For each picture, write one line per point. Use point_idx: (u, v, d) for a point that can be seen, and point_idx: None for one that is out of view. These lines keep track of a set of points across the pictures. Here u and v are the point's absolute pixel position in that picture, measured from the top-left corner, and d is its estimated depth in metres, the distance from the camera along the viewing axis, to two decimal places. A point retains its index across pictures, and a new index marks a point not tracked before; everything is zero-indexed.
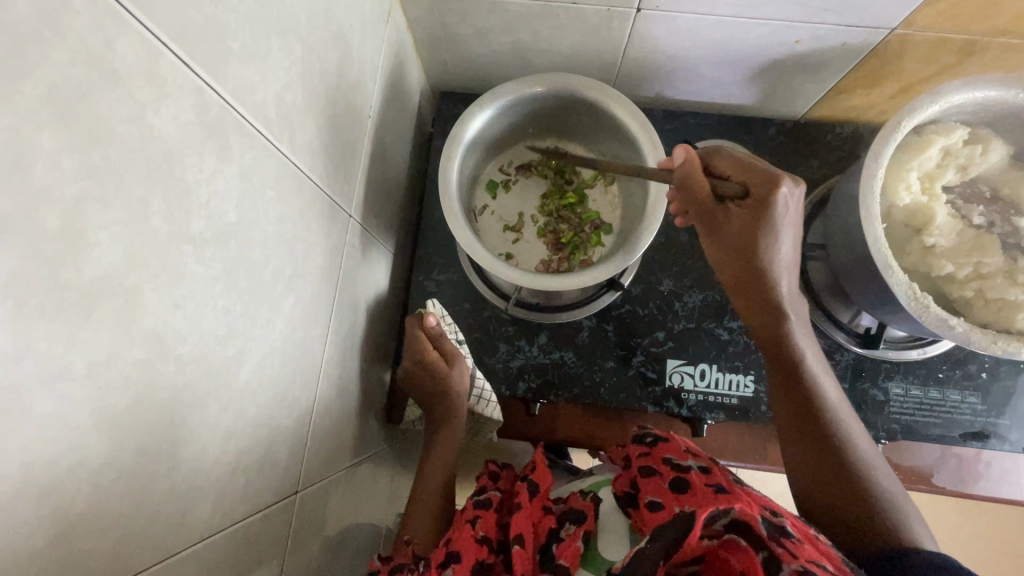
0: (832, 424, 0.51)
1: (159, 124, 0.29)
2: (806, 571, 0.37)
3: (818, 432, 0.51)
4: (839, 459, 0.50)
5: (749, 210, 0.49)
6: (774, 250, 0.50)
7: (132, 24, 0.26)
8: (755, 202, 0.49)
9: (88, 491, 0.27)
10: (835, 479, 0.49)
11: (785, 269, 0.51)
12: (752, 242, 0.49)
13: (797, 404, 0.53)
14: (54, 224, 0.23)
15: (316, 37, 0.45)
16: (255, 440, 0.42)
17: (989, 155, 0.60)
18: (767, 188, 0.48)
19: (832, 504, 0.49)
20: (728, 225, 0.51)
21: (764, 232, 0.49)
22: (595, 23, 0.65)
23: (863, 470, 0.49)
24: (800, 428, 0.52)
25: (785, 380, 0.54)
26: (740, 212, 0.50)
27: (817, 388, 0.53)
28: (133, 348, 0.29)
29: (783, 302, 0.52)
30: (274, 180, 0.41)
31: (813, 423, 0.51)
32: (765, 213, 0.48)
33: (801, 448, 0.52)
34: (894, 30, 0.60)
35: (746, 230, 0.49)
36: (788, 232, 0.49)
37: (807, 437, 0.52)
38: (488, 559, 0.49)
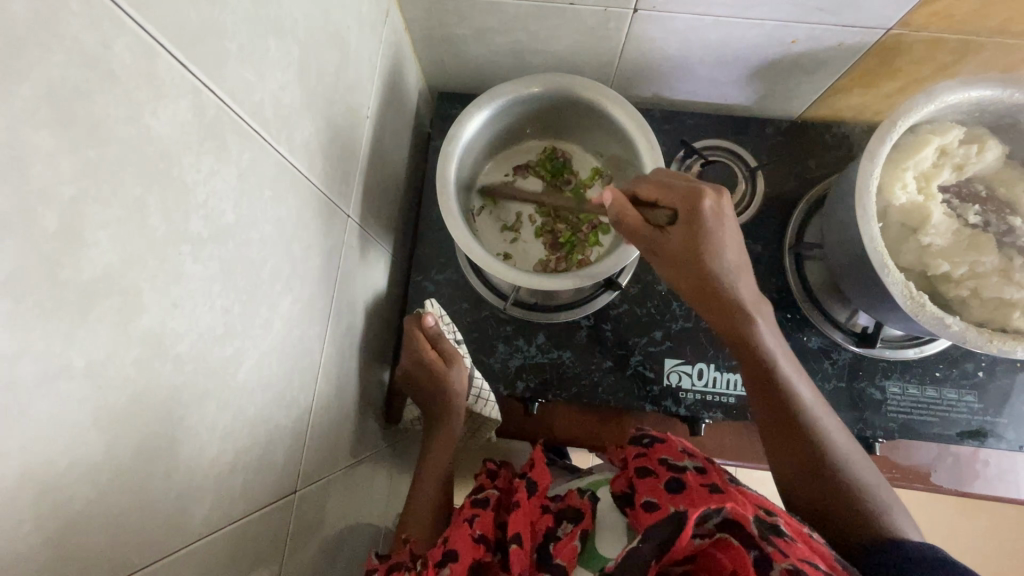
0: (808, 424, 0.51)
1: (157, 125, 0.29)
2: (795, 570, 0.38)
3: (794, 434, 0.51)
4: (816, 459, 0.50)
5: (686, 230, 0.49)
6: (720, 262, 0.50)
7: (129, 26, 0.26)
8: (687, 221, 0.49)
9: (87, 488, 0.27)
10: (814, 479, 0.49)
11: (738, 276, 0.51)
12: (698, 259, 0.49)
13: (772, 408, 0.52)
14: (52, 223, 0.23)
15: (314, 38, 0.46)
16: (252, 439, 0.42)
17: (985, 155, 0.60)
18: (693, 205, 0.49)
19: (816, 505, 0.49)
20: (671, 246, 0.51)
21: (705, 248, 0.49)
22: (592, 23, 0.65)
23: (842, 466, 0.49)
24: (776, 433, 0.52)
25: (755, 386, 0.53)
26: (677, 233, 0.50)
27: (792, 390, 0.52)
28: (132, 348, 0.29)
29: (748, 309, 0.51)
30: (272, 181, 0.41)
31: (788, 426, 0.51)
32: (701, 229, 0.49)
33: (780, 453, 0.52)
34: (890, 31, 0.61)
35: (689, 249, 0.49)
36: (728, 242, 0.50)
37: (782, 442, 0.51)
38: (485, 558, 0.49)
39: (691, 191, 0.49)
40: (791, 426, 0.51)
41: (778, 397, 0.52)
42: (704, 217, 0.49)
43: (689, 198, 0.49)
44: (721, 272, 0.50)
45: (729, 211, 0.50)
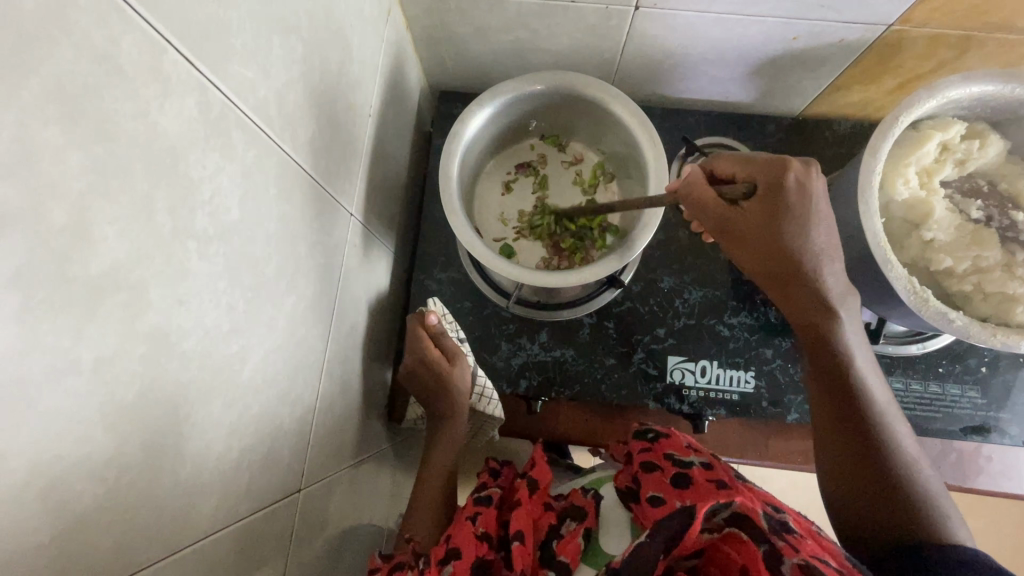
0: (874, 421, 0.50)
1: (163, 121, 0.29)
2: (808, 566, 0.37)
3: (856, 430, 0.50)
4: (877, 457, 0.49)
5: (767, 207, 0.48)
6: (803, 240, 0.48)
7: (136, 21, 0.26)
8: (769, 198, 0.47)
9: (94, 484, 0.27)
10: (877, 480, 0.48)
11: (823, 259, 0.49)
12: (775, 240, 0.48)
13: (837, 402, 0.51)
14: (60, 219, 0.23)
15: (317, 36, 0.46)
16: (258, 438, 0.42)
17: (987, 150, 0.60)
18: (779, 179, 0.47)
19: (871, 503, 0.48)
20: (747, 224, 0.49)
21: (786, 227, 0.47)
22: (593, 21, 0.65)
23: (903, 468, 0.49)
24: (841, 429, 0.51)
25: (824, 378, 0.52)
26: (756, 208, 0.48)
27: (863, 388, 0.51)
28: (139, 344, 0.29)
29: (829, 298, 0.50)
30: (276, 178, 0.41)
31: (852, 421, 0.50)
32: (785, 204, 0.47)
33: (836, 447, 0.51)
34: (891, 27, 0.61)
35: (767, 225, 0.48)
36: (815, 222, 0.48)
37: (842, 435, 0.51)
38: (488, 556, 0.49)
39: (779, 166, 0.48)
40: (857, 421, 0.50)
41: (846, 389, 0.51)
42: (789, 194, 0.47)
43: (776, 172, 0.47)
44: (800, 254, 0.48)
45: (818, 186, 0.48)
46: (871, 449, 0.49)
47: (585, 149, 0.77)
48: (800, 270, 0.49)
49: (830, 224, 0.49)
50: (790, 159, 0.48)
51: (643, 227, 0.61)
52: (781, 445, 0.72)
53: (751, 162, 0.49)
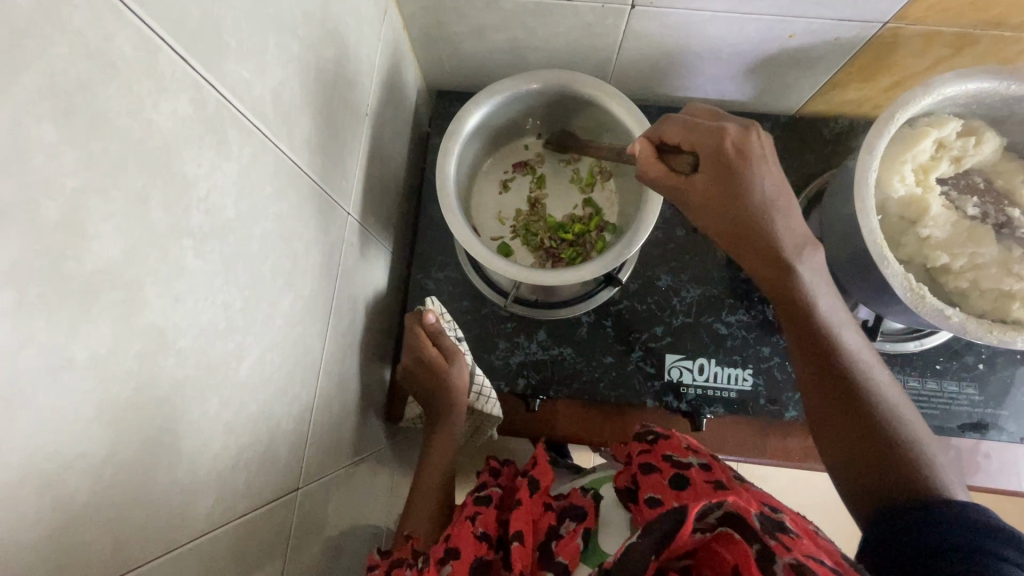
0: (855, 381, 0.48)
1: (158, 118, 0.29)
2: (800, 566, 0.37)
3: (837, 391, 0.48)
4: (860, 417, 0.47)
5: (710, 174, 0.49)
6: (753, 200, 0.48)
7: (130, 19, 0.26)
8: (711, 165, 0.49)
9: (90, 482, 0.27)
10: (859, 439, 0.46)
11: (777, 217, 0.48)
12: (727, 204, 0.49)
13: (817, 365, 0.49)
14: (55, 216, 0.24)
15: (313, 34, 0.46)
16: (255, 435, 0.42)
17: (983, 147, 0.60)
18: (718, 145, 0.49)
19: (856, 463, 0.46)
20: (699, 193, 0.50)
21: (734, 191, 0.48)
22: (590, 20, 0.65)
23: (890, 425, 0.46)
24: (819, 391, 0.49)
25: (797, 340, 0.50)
26: (703, 176, 0.50)
27: (836, 345, 0.49)
28: (134, 341, 0.29)
29: (788, 255, 0.48)
30: (273, 176, 0.41)
31: (830, 382, 0.48)
32: (727, 168, 0.48)
33: (820, 412, 0.49)
34: (887, 24, 0.61)
35: (714, 191, 0.49)
36: (762, 181, 0.48)
37: (825, 398, 0.48)
38: (487, 556, 0.49)
39: (715, 133, 0.49)
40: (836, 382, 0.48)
41: (824, 351, 0.49)
42: (728, 158, 0.48)
43: (713, 140, 0.49)
44: (754, 214, 0.48)
45: (761, 146, 0.49)
46: (853, 409, 0.47)
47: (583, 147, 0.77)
48: (757, 229, 0.48)
49: (780, 180, 0.49)
50: (728, 126, 0.49)
51: (640, 226, 0.61)
52: (779, 443, 0.72)
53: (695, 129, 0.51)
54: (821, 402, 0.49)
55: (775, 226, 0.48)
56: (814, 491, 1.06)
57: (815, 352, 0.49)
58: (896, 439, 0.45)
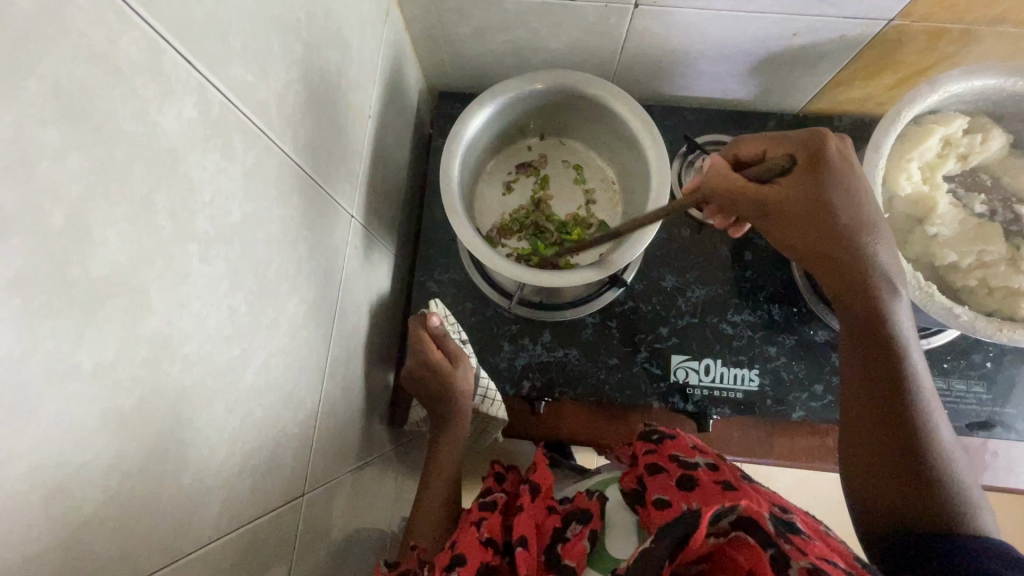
0: (914, 402, 0.46)
1: (163, 122, 0.28)
2: (815, 569, 0.37)
3: (896, 407, 0.46)
4: (913, 439, 0.45)
5: (806, 173, 0.48)
6: (847, 208, 0.48)
7: (135, 21, 0.26)
8: (810, 165, 0.48)
9: (97, 492, 0.27)
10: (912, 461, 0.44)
11: (866, 228, 0.48)
12: (817, 203, 0.47)
13: (876, 378, 0.47)
14: (60, 221, 0.23)
15: (316, 36, 0.45)
16: (261, 441, 0.42)
17: (989, 144, 0.60)
18: (823, 149, 0.48)
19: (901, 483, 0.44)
20: (796, 192, 0.48)
21: (824, 193, 0.47)
22: (593, 20, 0.65)
23: (940, 456, 0.44)
24: (878, 408, 0.47)
25: (862, 352, 0.48)
26: (803, 175, 0.48)
27: (903, 365, 0.47)
28: (140, 348, 0.28)
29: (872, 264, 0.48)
30: (277, 180, 0.41)
31: (893, 399, 0.46)
32: (829, 172, 0.48)
33: (869, 423, 0.47)
34: (891, 22, 0.60)
35: (813, 191, 0.47)
36: (850, 193, 0.48)
37: (880, 411, 0.46)
38: (493, 561, 0.49)
39: (813, 138, 0.49)
40: (895, 397, 0.46)
41: (887, 362, 0.47)
42: (830, 163, 0.48)
43: (813, 143, 0.49)
44: (837, 219, 0.47)
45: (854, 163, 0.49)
46: (908, 429, 0.45)
47: (586, 149, 0.77)
48: (835, 232, 0.48)
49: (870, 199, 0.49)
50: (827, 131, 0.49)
51: (645, 226, 0.60)
52: (787, 443, 0.72)
53: (784, 139, 0.51)
54: (873, 416, 0.47)
55: (865, 236, 0.48)
56: (818, 491, 1.05)
57: (874, 362, 0.47)
58: (940, 468, 0.44)
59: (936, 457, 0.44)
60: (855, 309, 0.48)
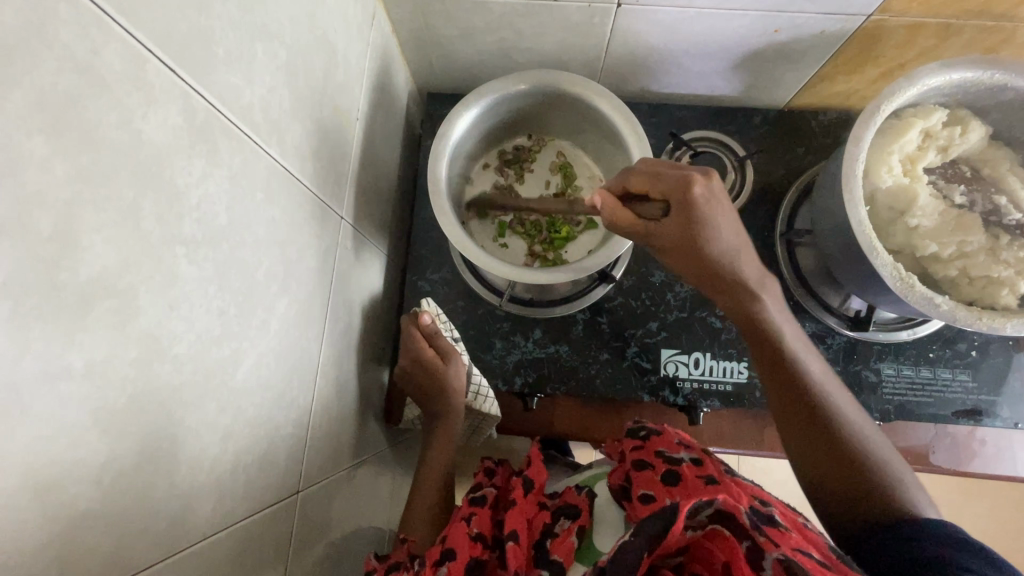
0: (822, 399, 0.51)
1: (148, 129, 0.29)
2: (788, 560, 0.38)
3: (810, 411, 0.51)
4: (830, 439, 0.50)
5: (678, 224, 0.47)
6: (719, 243, 0.48)
7: (117, 32, 0.27)
8: (678, 216, 0.47)
9: (91, 488, 0.28)
10: (830, 454, 0.49)
11: (735, 255, 0.50)
12: (695, 246, 0.48)
13: (786, 385, 0.52)
14: (47, 227, 0.24)
15: (301, 42, 0.46)
16: (253, 440, 0.43)
17: (969, 135, 0.61)
18: (687, 198, 0.46)
19: (830, 476, 0.49)
20: (670, 240, 0.49)
21: (702, 236, 0.47)
22: (577, 20, 0.66)
23: (857, 444, 0.49)
24: (793, 412, 0.52)
25: (768, 365, 0.53)
26: (673, 224, 0.48)
27: (802, 369, 0.52)
28: (130, 349, 0.29)
29: (755, 285, 0.51)
30: (264, 183, 0.42)
31: (800, 402, 0.51)
32: (696, 218, 0.46)
33: (788, 426, 0.52)
34: (871, 17, 0.61)
35: (687, 238, 0.48)
36: (723, 224, 0.47)
37: (796, 420, 0.51)
38: (482, 556, 0.50)
39: (680, 186, 0.46)
40: (808, 406, 0.51)
41: (795, 377, 0.52)
42: (699, 208, 0.46)
43: (678, 193, 0.46)
44: (722, 255, 0.49)
45: (721, 192, 0.47)
46: (823, 426, 0.50)
47: (574, 147, 0.78)
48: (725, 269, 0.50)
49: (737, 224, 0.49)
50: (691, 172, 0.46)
51: None
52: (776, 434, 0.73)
53: (659, 179, 0.48)
54: (793, 426, 0.52)
55: (739, 262, 0.50)
56: None
57: (785, 377, 0.52)
58: (861, 456, 0.49)
59: (855, 447, 0.49)
60: (751, 327, 0.53)
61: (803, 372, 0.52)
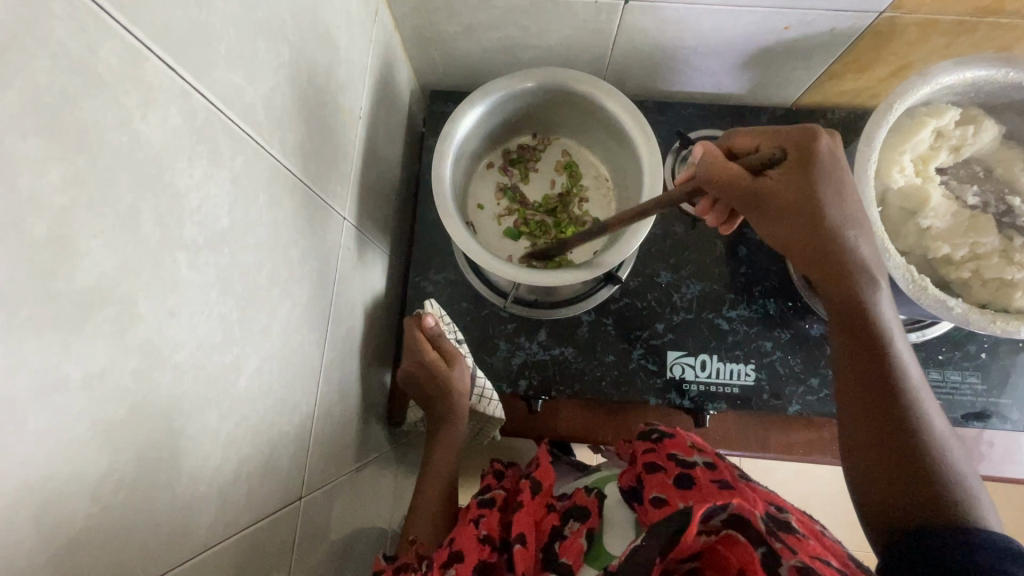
0: (905, 391, 0.48)
1: (147, 130, 0.28)
2: (806, 567, 0.37)
3: (888, 398, 0.48)
4: (903, 430, 0.46)
5: (796, 169, 0.48)
6: (837, 206, 0.50)
7: (116, 30, 0.26)
8: (799, 160, 0.49)
9: (89, 503, 0.27)
10: (898, 446, 0.46)
11: (856, 226, 0.51)
12: (809, 198, 0.48)
13: (867, 367, 0.50)
14: (43, 234, 0.23)
15: (303, 39, 0.45)
16: (256, 446, 0.42)
17: (982, 135, 0.59)
18: (813, 144, 0.49)
19: (890, 467, 0.45)
20: (783, 190, 0.48)
21: (822, 188, 0.48)
22: (583, 16, 0.65)
23: (931, 445, 0.46)
24: (868, 396, 0.49)
25: (853, 343, 0.51)
26: (791, 173, 0.49)
27: (892, 355, 0.50)
28: (129, 358, 0.28)
29: (863, 262, 0.51)
30: (266, 185, 0.41)
31: (881, 386, 0.48)
32: (818, 166, 0.48)
33: (857, 410, 0.49)
34: (882, 14, 0.60)
35: (803, 187, 0.48)
36: (846, 188, 0.50)
37: (868, 405, 0.48)
38: (490, 558, 0.49)
39: (806, 134, 0.49)
40: (887, 393, 0.48)
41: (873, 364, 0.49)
42: (821, 156, 0.48)
43: (802, 138, 0.49)
44: (834, 219, 0.50)
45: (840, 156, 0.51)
46: (900, 418, 0.47)
47: (580, 146, 0.77)
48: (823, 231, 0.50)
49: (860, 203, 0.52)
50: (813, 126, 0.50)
51: (640, 222, 0.60)
52: (783, 436, 0.72)
53: (773, 135, 0.51)
54: (863, 411, 0.48)
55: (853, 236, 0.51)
56: (817, 482, 1.06)
57: (871, 358, 0.50)
58: (932, 456, 0.45)
59: (927, 447, 0.46)
60: (844, 302, 0.51)
61: (891, 359, 0.49)
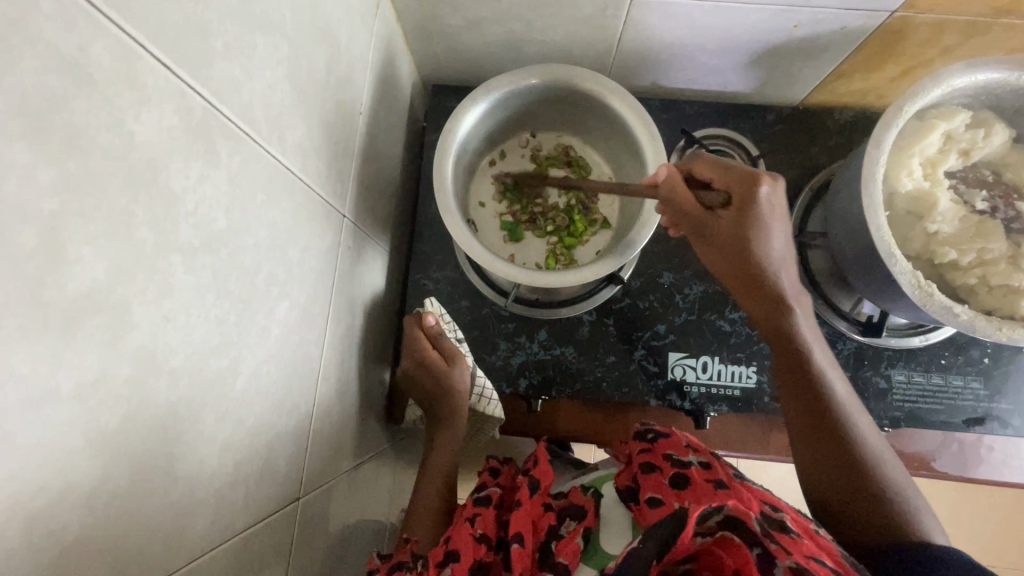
0: (841, 418, 0.50)
1: (142, 130, 0.27)
2: (800, 569, 0.37)
3: (824, 427, 0.50)
4: (842, 458, 0.49)
5: (739, 213, 0.49)
6: (769, 246, 0.49)
7: (109, 28, 0.25)
8: (742, 206, 0.49)
9: (81, 514, 0.26)
10: (841, 473, 0.48)
11: (782, 263, 0.51)
12: (744, 241, 0.49)
13: (803, 400, 0.51)
14: (33, 242, 0.22)
15: (302, 34, 0.44)
16: (253, 448, 0.41)
17: (992, 138, 0.59)
18: (749, 189, 0.49)
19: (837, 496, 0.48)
20: (721, 230, 0.50)
21: (757, 231, 0.49)
22: (589, 11, 0.64)
23: (871, 467, 0.48)
24: (807, 428, 0.51)
25: (789, 379, 0.52)
26: (729, 214, 0.50)
27: (826, 383, 0.51)
28: (124, 366, 0.28)
29: (788, 296, 0.51)
30: (264, 185, 0.40)
31: (817, 419, 0.50)
32: (754, 212, 0.49)
33: (800, 444, 0.51)
34: (895, 13, 0.59)
35: (737, 229, 0.49)
36: (777, 229, 0.50)
37: (809, 438, 0.51)
38: (486, 558, 0.48)
39: (748, 178, 0.50)
40: (823, 423, 0.50)
41: (813, 392, 0.51)
42: (758, 203, 0.49)
43: (745, 183, 0.50)
44: (768, 260, 0.50)
45: (781, 202, 0.50)
46: (839, 445, 0.49)
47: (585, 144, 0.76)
48: (765, 273, 0.50)
49: (790, 234, 0.51)
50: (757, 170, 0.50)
51: (646, 220, 0.59)
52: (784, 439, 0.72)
53: (724, 172, 0.52)
54: (806, 444, 0.51)
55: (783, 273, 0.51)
56: None
57: (808, 392, 0.51)
58: (873, 481, 0.47)
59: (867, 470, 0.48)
60: (776, 338, 0.52)
61: (826, 388, 0.51)
